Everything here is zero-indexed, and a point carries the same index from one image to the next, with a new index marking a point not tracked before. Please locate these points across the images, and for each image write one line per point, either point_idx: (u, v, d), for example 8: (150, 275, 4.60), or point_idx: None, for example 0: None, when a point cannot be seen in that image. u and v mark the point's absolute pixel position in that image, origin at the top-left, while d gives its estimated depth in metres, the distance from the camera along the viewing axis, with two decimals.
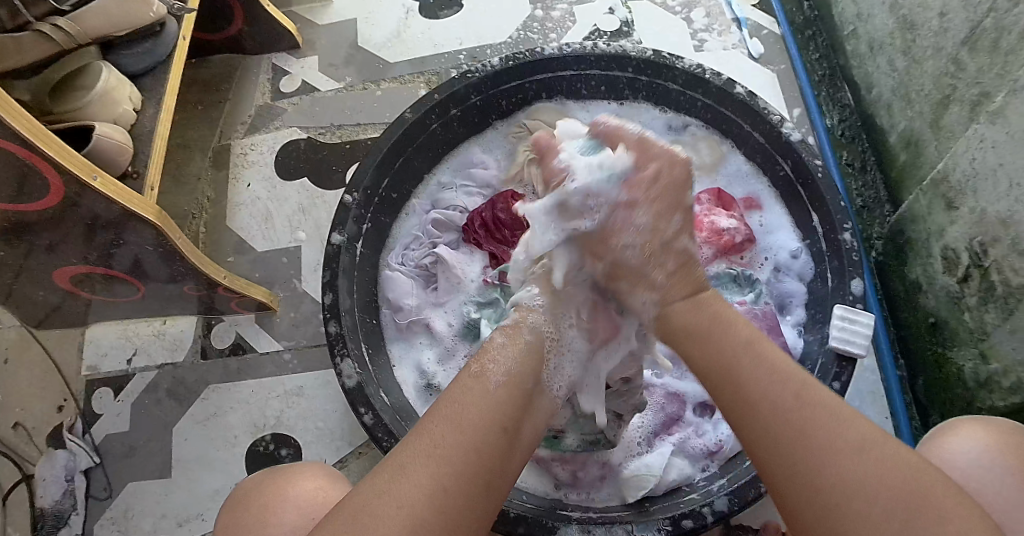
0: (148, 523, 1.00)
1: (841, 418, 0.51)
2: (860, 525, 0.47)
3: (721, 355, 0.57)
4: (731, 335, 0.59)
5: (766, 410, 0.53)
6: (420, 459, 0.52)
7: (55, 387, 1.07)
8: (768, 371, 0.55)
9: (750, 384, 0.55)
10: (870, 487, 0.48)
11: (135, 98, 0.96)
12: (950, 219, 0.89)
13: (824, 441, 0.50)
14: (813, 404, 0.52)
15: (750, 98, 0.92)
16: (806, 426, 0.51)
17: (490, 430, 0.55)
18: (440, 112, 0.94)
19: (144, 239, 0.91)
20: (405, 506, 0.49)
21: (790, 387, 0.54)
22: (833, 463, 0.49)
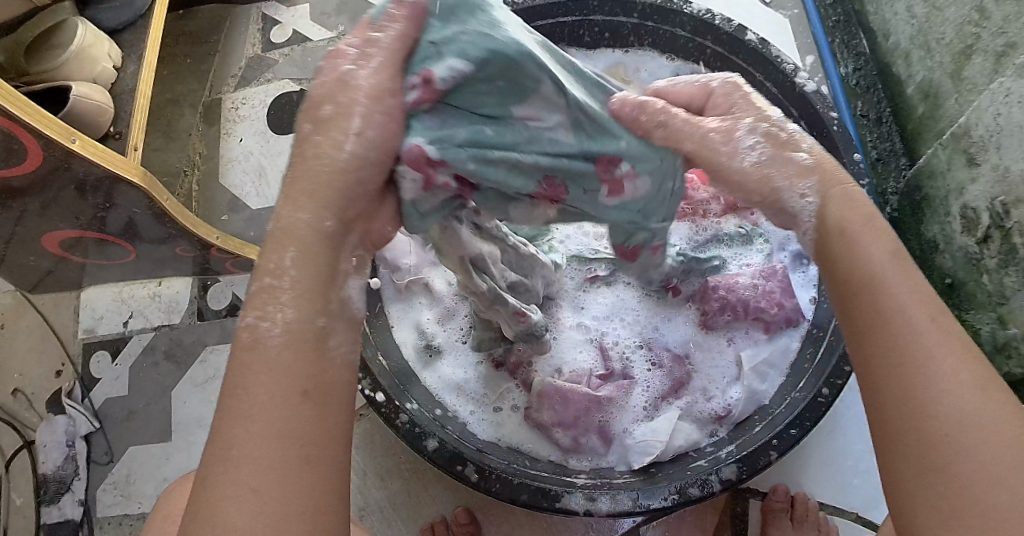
0: (151, 486, 1.00)
1: (970, 353, 0.45)
2: (966, 463, 0.42)
3: (864, 262, 0.50)
4: (880, 245, 0.50)
5: (897, 326, 0.46)
6: (217, 460, 0.43)
7: (53, 352, 1.06)
8: (917, 287, 0.48)
9: (888, 292, 0.48)
10: (987, 430, 0.42)
11: (115, 55, 0.91)
12: (971, 176, 0.85)
13: (950, 374, 0.44)
14: (950, 333, 0.46)
15: (762, 46, 0.87)
16: (933, 354, 0.45)
17: (284, 397, 0.45)
18: None
19: (133, 201, 0.88)
20: (224, 523, 0.41)
21: (929, 306, 0.47)
22: (951, 398, 0.43)
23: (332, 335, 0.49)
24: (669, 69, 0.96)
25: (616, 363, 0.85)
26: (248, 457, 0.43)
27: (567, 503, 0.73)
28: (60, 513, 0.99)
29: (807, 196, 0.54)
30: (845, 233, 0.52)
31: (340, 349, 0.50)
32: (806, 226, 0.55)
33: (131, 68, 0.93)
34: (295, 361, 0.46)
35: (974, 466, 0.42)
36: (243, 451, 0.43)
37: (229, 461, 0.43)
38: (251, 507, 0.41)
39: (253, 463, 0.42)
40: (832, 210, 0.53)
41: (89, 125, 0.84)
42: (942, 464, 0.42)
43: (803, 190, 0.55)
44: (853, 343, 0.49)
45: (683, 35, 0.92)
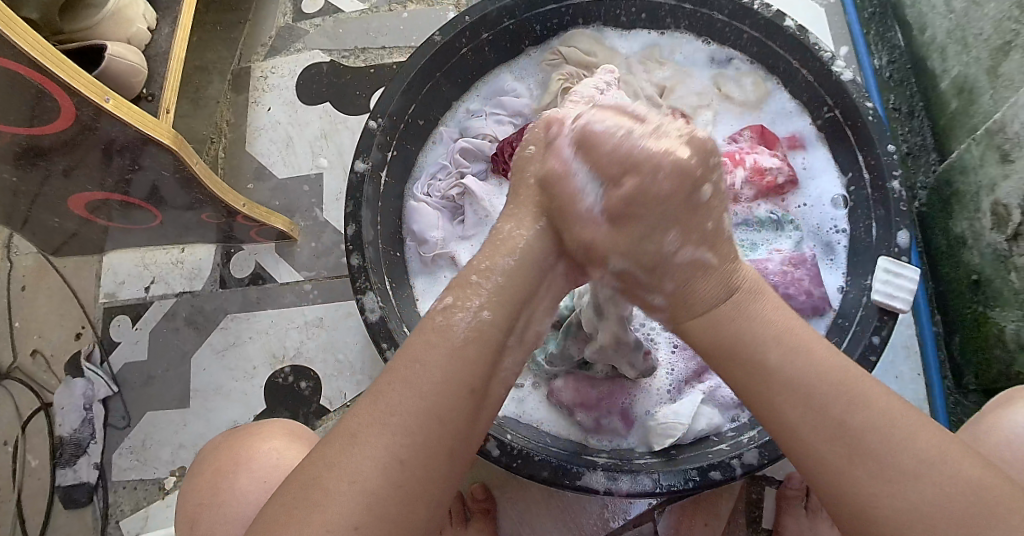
0: (167, 452, 1.01)
1: (878, 412, 0.49)
2: (885, 503, 0.46)
3: (745, 347, 0.53)
4: (760, 335, 0.53)
5: (789, 402, 0.51)
6: (376, 424, 0.48)
7: (73, 315, 1.07)
8: (789, 363, 0.52)
9: (775, 374, 0.51)
10: (889, 467, 0.47)
11: (150, 17, 0.91)
12: (1004, 173, 0.85)
13: (871, 439, 0.48)
14: (834, 390, 0.50)
15: (800, 33, 0.86)
16: (843, 424, 0.49)
17: (459, 396, 0.50)
18: (471, 36, 0.89)
19: (162, 165, 0.88)
20: (358, 478, 0.46)
21: (808, 370, 0.51)
22: (859, 446, 0.48)
23: (508, 355, 0.56)
24: (703, 54, 0.97)
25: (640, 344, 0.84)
26: (404, 429, 0.48)
27: (588, 481, 0.73)
28: (76, 475, 1.00)
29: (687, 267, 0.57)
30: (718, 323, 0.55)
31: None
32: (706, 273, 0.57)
33: (165, 30, 0.93)
34: (470, 354, 0.52)
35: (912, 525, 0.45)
36: (400, 422, 0.48)
37: (385, 427, 0.48)
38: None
39: (402, 435, 0.48)
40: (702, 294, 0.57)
41: (121, 85, 0.84)
42: (864, 511, 0.47)
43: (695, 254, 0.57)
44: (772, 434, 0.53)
45: (720, 19, 0.91)
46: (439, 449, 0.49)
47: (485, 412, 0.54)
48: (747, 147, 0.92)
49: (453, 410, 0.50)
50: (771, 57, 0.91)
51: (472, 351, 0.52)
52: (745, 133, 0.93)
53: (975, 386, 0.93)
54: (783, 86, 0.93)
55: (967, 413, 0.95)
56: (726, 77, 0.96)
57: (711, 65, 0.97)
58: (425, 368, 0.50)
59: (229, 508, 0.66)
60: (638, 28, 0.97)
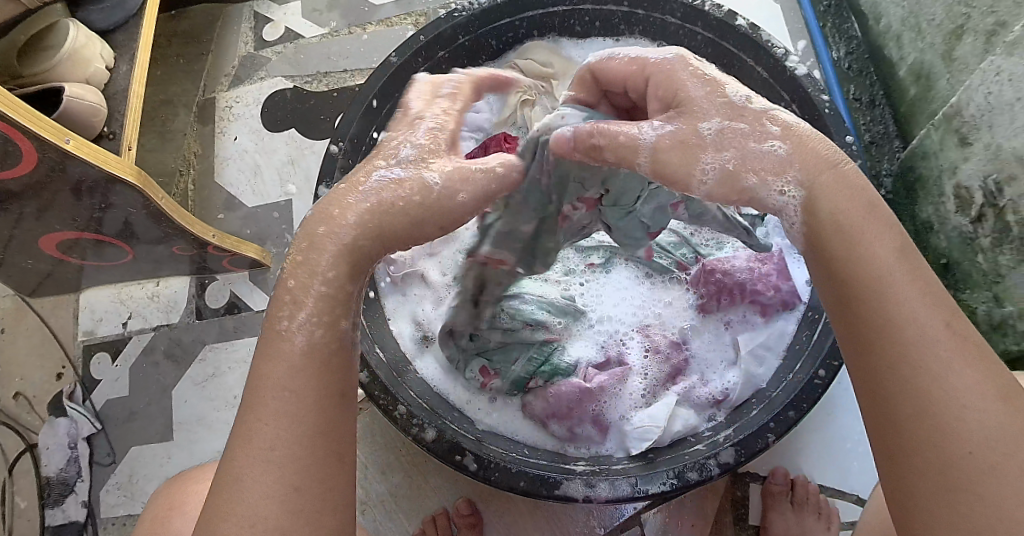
0: (153, 486, 1.00)
1: (977, 364, 0.45)
2: (991, 479, 0.42)
3: (870, 264, 0.47)
4: (880, 245, 0.47)
5: (907, 336, 0.46)
6: (256, 461, 0.45)
7: (53, 355, 1.07)
8: (920, 287, 0.47)
9: (896, 293, 0.46)
10: (1008, 442, 0.43)
11: (107, 55, 0.91)
12: (964, 156, 0.85)
13: (966, 383, 0.44)
14: (963, 337, 0.45)
15: (753, 31, 0.88)
16: (950, 363, 0.45)
17: (331, 404, 0.48)
18: (426, 55, 0.89)
19: (130, 201, 0.88)
20: (258, 521, 0.44)
21: (930, 297, 0.46)
22: (975, 411, 0.44)
23: None
24: None
25: (612, 349, 0.86)
26: (291, 458, 0.45)
27: (567, 490, 0.73)
28: (65, 515, 1.00)
29: (788, 190, 0.51)
30: (846, 229, 0.49)
31: (331, 335, 0.49)
32: (793, 218, 0.51)
33: (123, 68, 0.93)
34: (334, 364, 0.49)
35: (994, 480, 0.42)
36: (285, 454, 0.45)
37: (268, 462, 0.45)
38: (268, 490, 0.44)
39: (290, 463, 0.45)
40: (824, 201, 0.50)
41: (83, 125, 0.84)
42: (962, 481, 0.43)
43: (782, 184, 0.51)
44: (860, 353, 0.48)
45: (673, 22, 0.92)
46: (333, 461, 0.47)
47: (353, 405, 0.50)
48: None
49: (332, 422, 0.48)
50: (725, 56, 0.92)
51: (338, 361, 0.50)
52: None
53: None
54: None
55: None
56: None
57: None
58: (295, 395, 0.47)
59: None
60: (594, 36, 0.98)
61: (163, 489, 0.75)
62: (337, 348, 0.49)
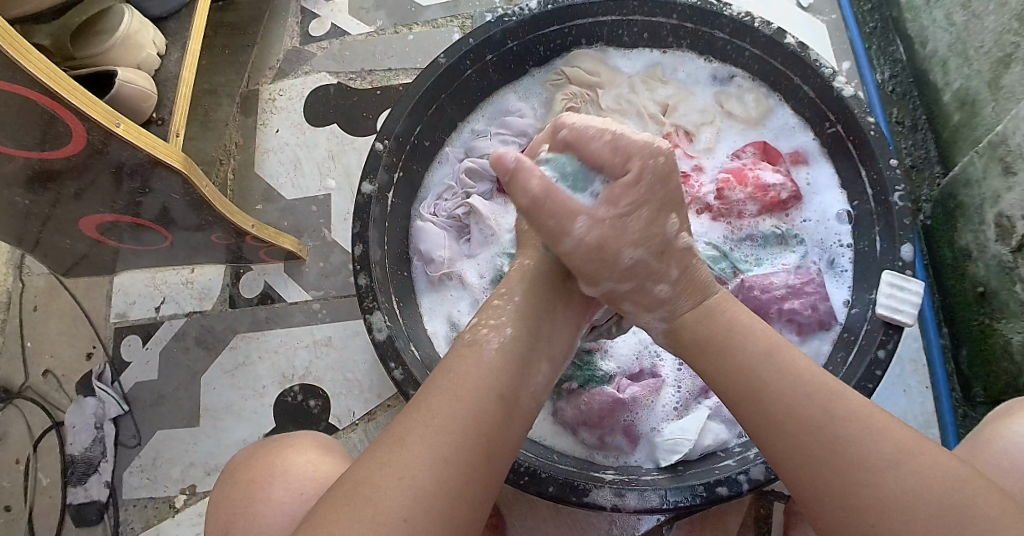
0: (177, 471, 1.01)
1: (872, 429, 0.53)
2: (903, 533, 0.49)
3: (745, 363, 0.59)
4: (747, 344, 0.60)
5: (800, 424, 0.55)
6: (420, 426, 0.54)
7: (84, 335, 1.08)
8: (789, 372, 0.57)
9: (763, 381, 0.58)
10: (914, 493, 0.50)
11: (159, 42, 0.92)
12: (1007, 185, 0.85)
13: (863, 449, 0.52)
14: (849, 415, 0.54)
15: (801, 50, 0.88)
16: (847, 436, 0.53)
17: (486, 400, 0.57)
18: (474, 59, 0.92)
19: (171, 186, 0.88)
20: (406, 475, 0.51)
21: (802, 387, 0.56)
22: (862, 449, 0.52)
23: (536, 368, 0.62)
24: (706, 71, 0.98)
25: (645, 360, 0.86)
26: (445, 429, 0.54)
27: (595, 497, 0.73)
28: (88, 494, 1.00)
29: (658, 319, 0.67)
30: (704, 343, 0.62)
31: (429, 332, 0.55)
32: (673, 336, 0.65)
33: (174, 55, 0.93)
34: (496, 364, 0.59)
35: (903, 531, 0.49)
36: (441, 422, 0.54)
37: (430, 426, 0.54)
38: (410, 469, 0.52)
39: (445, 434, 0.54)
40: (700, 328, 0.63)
41: (132, 110, 0.84)
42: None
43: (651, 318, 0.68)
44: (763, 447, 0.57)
45: (722, 37, 0.93)
46: (483, 465, 0.54)
47: (519, 422, 0.59)
48: (750, 164, 0.94)
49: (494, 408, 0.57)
50: (773, 73, 0.93)
51: (499, 363, 0.59)
52: (748, 150, 0.95)
53: (984, 398, 0.93)
54: (785, 102, 0.95)
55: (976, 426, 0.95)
56: (728, 94, 0.98)
57: (713, 82, 0.99)
58: (456, 375, 0.58)
59: (269, 517, 0.63)
60: (640, 47, 0.99)
61: (265, 443, 0.72)
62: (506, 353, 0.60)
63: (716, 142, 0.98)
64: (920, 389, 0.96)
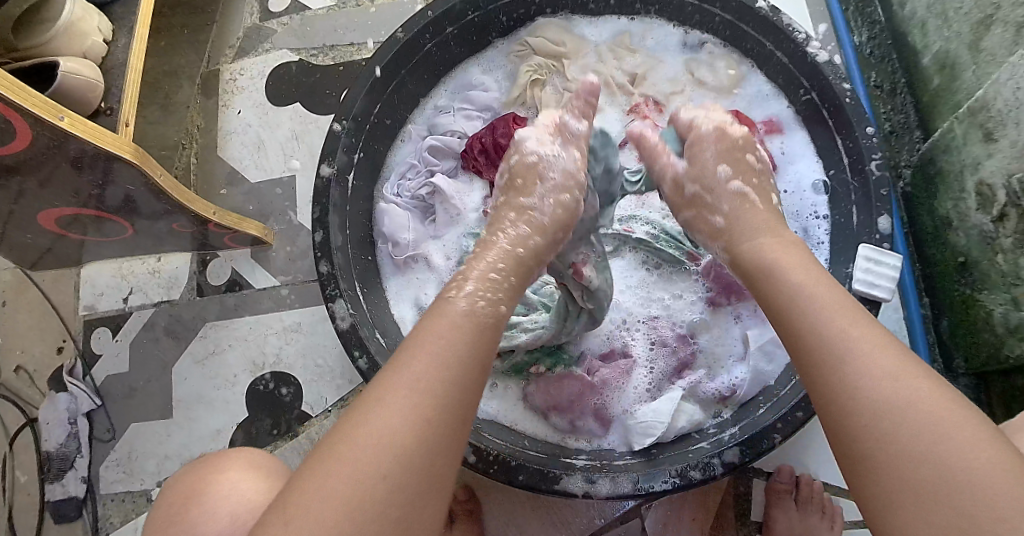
0: (153, 464, 1.00)
1: (883, 344, 0.49)
2: (890, 448, 0.45)
3: (781, 282, 0.56)
4: (792, 265, 0.57)
5: (812, 335, 0.52)
6: (404, 387, 0.49)
7: (54, 328, 1.06)
8: (817, 291, 0.54)
9: (797, 295, 0.55)
10: (916, 409, 0.46)
11: (105, 29, 0.88)
12: (988, 152, 0.82)
13: (870, 360, 0.48)
14: (864, 329, 0.51)
15: (773, 14, 0.85)
16: (849, 350, 0.49)
17: (472, 368, 0.52)
18: (434, 31, 0.88)
19: (125, 178, 0.85)
20: (380, 440, 0.47)
21: (827, 304, 0.53)
22: (890, 390, 0.47)
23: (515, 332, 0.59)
24: (675, 38, 0.95)
25: (617, 340, 0.84)
26: (432, 396, 0.49)
27: (567, 485, 0.72)
28: (65, 490, 0.99)
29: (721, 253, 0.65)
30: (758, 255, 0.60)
31: (483, 303, 0.56)
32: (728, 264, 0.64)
33: (121, 42, 0.90)
34: (487, 333, 0.55)
35: (899, 447, 0.45)
36: (426, 388, 0.49)
37: (412, 391, 0.49)
38: (384, 437, 0.47)
39: (430, 401, 0.49)
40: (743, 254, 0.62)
41: (78, 101, 0.81)
42: (869, 456, 0.46)
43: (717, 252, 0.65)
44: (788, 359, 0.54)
45: (691, 2, 0.90)
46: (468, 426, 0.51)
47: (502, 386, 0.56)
48: None
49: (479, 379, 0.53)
50: (744, 38, 0.90)
51: (489, 332, 0.55)
52: None
53: (965, 369, 0.92)
54: (757, 68, 0.92)
55: None
56: (699, 61, 0.94)
57: (683, 50, 0.95)
58: (447, 340, 0.53)
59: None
60: (607, 14, 0.96)
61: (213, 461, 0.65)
62: (494, 321, 0.56)
63: None
64: None
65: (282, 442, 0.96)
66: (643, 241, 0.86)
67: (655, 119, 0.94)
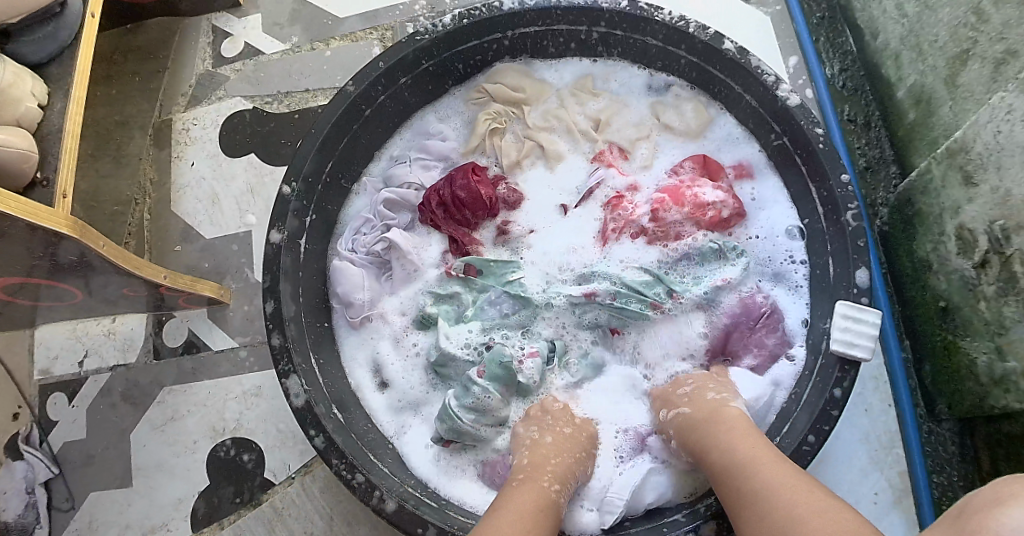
0: (113, 534, 0.95)
1: (785, 483, 0.58)
2: None
3: (713, 440, 0.67)
4: (722, 425, 0.68)
5: (739, 486, 0.61)
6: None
7: (9, 394, 1.01)
8: (737, 446, 0.64)
9: (724, 456, 0.64)
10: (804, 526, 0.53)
11: (40, 92, 0.84)
12: (968, 196, 0.78)
13: (775, 496, 0.57)
14: (776, 472, 0.60)
15: (741, 56, 0.81)
16: (764, 491, 0.58)
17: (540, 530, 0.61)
18: (386, 83, 0.84)
19: (64, 250, 0.81)
20: None
21: (746, 458, 0.62)
22: (787, 516, 0.55)
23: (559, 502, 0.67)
24: (641, 79, 0.92)
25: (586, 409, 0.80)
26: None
27: None
28: None
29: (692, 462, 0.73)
30: (695, 420, 0.70)
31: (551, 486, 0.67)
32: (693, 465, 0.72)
33: (58, 105, 0.86)
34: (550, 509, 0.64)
35: None
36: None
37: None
38: None
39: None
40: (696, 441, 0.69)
41: (11, 173, 0.77)
42: None
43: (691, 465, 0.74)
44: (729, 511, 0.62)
45: (655, 44, 0.86)
46: None
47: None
48: (690, 180, 0.86)
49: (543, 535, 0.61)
50: (712, 81, 0.87)
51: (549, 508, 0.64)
52: (686, 164, 0.88)
53: (949, 415, 0.88)
54: (726, 110, 0.89)
55: (940, 443, 0.90)
56: (665, 105, 0.91)
57: (649, 93, 0.92)
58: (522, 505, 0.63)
59: None
60: (569, 57, 0.92)
61: None
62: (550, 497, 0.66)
63: (653, 159, 0.90)
64: (881, 407, 0.91)
65: (246, 511, 0.93)
66: (605, 304, 0.81)
67: (621, 166, 0.90)
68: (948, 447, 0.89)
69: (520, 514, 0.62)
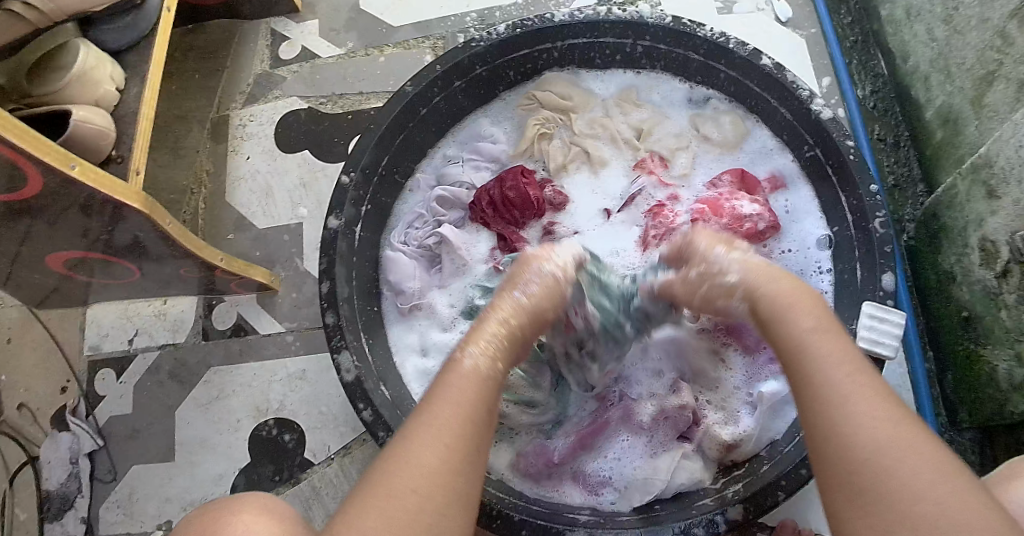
0: (153, 506, 0.98)
1: (865, 392, 0.52)
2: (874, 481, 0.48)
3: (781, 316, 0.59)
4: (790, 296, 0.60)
5: (813, 377, 0.54)
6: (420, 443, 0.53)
7: (59, 368, 1.05)
8: (814, 327, 0.57)
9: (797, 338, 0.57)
10: (891, 451, 0.48)
11: (117, 77, 0.89)
12: (991, 208, 0.83)
13: (849, 402, 0.51)
14: (858, 375, 0.53)
15: (777, 71, 0.87)
16: (848, 396, 0.52)
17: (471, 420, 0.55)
18: (443, 84, 0.90)
19: (131, 225, 0.85)
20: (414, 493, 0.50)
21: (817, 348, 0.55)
22: (863, 428, 0.50)
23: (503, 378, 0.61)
24: (682, 93, 0.97)
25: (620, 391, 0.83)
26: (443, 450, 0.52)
27: None
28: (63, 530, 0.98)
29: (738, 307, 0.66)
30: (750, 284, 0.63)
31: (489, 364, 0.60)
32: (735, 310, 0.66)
33: (133, 90, 0.91)
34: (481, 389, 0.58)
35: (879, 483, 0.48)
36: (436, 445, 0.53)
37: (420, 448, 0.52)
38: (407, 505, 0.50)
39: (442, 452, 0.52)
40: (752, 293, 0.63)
41: (89, 149, 0.82)
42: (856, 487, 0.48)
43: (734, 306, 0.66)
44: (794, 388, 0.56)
45: (697, 58, 0.92)
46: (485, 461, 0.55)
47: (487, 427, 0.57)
48: (727, 194, 0.90)
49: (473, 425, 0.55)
50: (750, 95, 0.92)
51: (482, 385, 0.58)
52: (725, 178, 0.92)
53: (970, 423, 0.91)
54: (762, 122, 0.94)
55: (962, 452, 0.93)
56: (704, 117, 0.96)
57: (689, 105, 0.98)
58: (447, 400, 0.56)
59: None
60: (613, 68, 0.98)
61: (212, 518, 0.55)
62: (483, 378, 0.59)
63: (691, 169, 0.95)
64: None
65: (285, 488, 0.96)
66: None
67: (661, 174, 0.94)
68: (969, 456, 0.92)
69: (456, 407, 0.55)
